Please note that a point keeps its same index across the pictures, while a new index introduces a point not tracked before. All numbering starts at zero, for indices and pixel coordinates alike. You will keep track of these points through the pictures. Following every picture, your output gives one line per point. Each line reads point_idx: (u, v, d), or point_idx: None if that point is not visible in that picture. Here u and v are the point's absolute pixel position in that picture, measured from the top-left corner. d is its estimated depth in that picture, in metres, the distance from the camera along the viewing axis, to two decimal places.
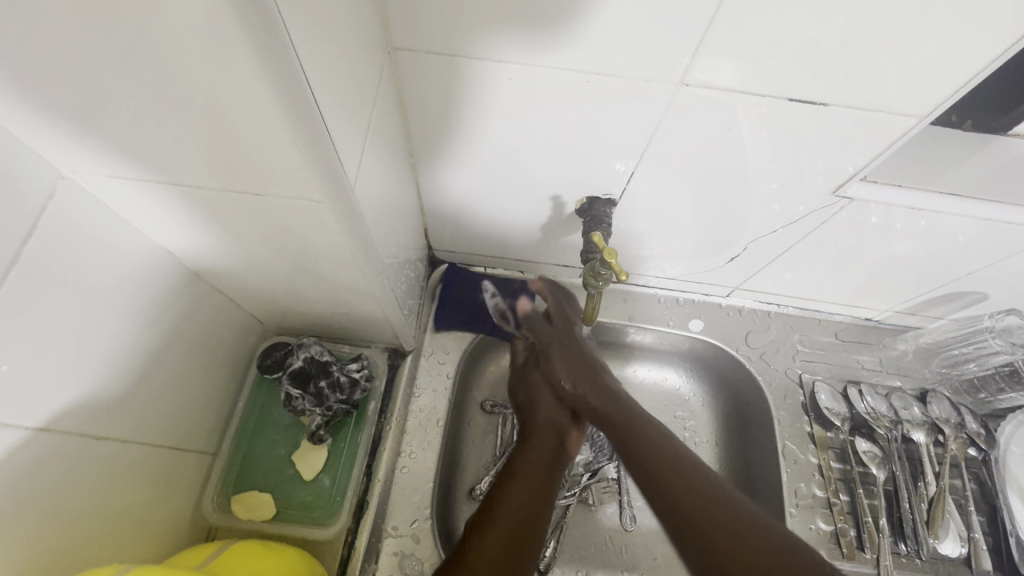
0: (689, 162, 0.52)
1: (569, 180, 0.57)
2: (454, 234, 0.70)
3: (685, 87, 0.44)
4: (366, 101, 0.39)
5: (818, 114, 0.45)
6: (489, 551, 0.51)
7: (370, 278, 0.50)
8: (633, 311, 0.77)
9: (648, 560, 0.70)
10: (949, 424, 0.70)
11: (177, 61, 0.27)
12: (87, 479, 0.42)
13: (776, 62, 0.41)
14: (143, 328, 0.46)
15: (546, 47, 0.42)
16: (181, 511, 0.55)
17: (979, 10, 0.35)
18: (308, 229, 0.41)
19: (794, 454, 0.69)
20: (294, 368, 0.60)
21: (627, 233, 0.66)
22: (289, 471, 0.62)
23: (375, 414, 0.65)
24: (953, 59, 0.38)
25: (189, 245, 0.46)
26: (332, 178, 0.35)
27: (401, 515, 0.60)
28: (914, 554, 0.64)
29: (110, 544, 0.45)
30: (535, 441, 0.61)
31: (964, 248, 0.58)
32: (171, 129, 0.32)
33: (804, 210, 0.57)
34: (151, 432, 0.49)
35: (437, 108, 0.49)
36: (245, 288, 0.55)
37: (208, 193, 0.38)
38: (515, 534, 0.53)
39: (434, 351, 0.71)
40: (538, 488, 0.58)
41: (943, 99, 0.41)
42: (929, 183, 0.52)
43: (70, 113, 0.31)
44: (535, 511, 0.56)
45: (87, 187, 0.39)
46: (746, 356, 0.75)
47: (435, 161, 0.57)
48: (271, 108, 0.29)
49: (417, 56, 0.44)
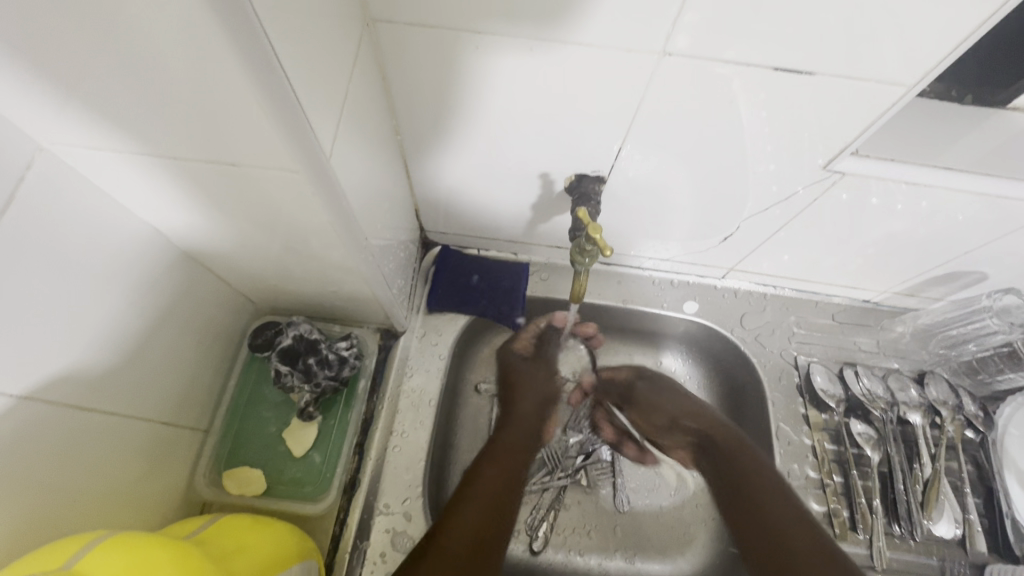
0: (678, 139, 0.52)
1: (557, 158, 0.57)
2: (445, 216, 0.70)
3: (668, 57, 0.43)
4: (344, 75, 0.39)
5: (806, 84, 0.44)
6: (467, 524, 0.55)
7: (356, 256, 0.50)
8: (627, 293, 0.77)
9: (641, 540, 0.70)
10: (946, 406, 0.70)
11: (139, 26, 0.27)
12: (74, 450, 0.43)
13: (759, 31, 0.40)
14: (131, 303, 0.47)
15: (524, 22, 0.41)
16: (174, 485, 0.56)
17: None
18: (289, 204, 0.41)
19: (787, 436, 0.69)
20: (284, 346, 0.61)
21: (619, 213, 0.66)
22: (281, 448, 0.63)
23: (365, 393, 0.66)
24: (935, 27, 0.38)
25: (174, 221, 0.47)
26: (306, 148, 0.35)
27: (392, 493, 0.61)
28: (907, 535, 0.63)
29: (98, 517, 0.46)
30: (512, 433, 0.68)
31: (962, 228, 0.57)
32: (143, 97, 0.32)
33: (799, 188, 0.56)
34: (141, 407, 0.50)
35: (421, 85, 0.49)
36: (236, 268, 0.55)
37: (187, 165, 0.38)
38: (485, 513, 0.57)
39: (427, 332, 0.71)
40: (509, 475, 0.62)
41: (932, 66, 0.41)
42: (925, 157, 0.51)
43: (43, 82, 0.31)
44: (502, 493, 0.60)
45: (68, 160, 0.39)
46: (740, 338, 0.74)
47: (422, 141, 0.57)
48: (238, 78, 0.29)
49: (398, 29, 0.43)
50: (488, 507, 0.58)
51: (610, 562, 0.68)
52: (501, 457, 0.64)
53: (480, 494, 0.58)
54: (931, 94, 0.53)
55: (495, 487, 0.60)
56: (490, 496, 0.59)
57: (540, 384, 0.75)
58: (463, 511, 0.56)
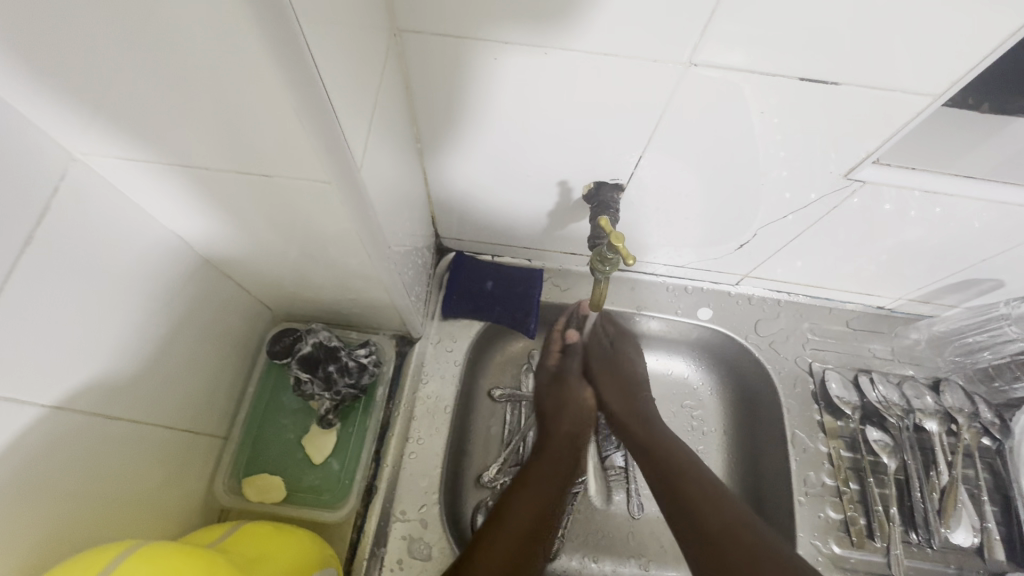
0: (696, 146, 0.52)
1: (576, 166, 0.57)
2: (460, 221, 0.70)
3: (694, 67, 0.43)
4: (372, 85, 0.39)
5: (829, 94, 0.44)
6: (497, 555, 0.53)
7: (377, 264, 0.50)
8: (641, 299, 0.77)
9: (655, 547, 0.70)
10: (962, 413, 0.70)
11: (182, 42, 0.27)
12: (101, 458, 0.43)
13: (782, 42, 0.40)
14: (154, 311, 0.47)
15: (548, 31, 0.41)
16: (194, 492, 0.57)
17: None
18: (316, 213, 0.41)
19: (803, 443, 0.69)
20: (303, 353, 0.60)
21: (635, 220, 0.66)
22: (299, 455, 0.63)
23: (383, 399, 0.66)
24: (963, 38, 0.38)
25: (198, 230, 0.47)
26: (339, 158, 0.35)
27: (409, 500, 0.61)
28: (924, 543, 0.64)
29: (122, 525, 0.46)
30: (550, 456, 0.63)
31: (978, 235, 0.57)
32: (179, 108, 0.32)
33: (815, 196, 0.56)
34: (163, 414, 0.50)
35: (442, 93, 0.49)
36: (256, 275, 0.55)
37: (217, 176, 0.39)
38: (517, 544, 0.55)
39: (442, 338, 0.72)
40: (544, 504, 0.59)
41: (958, 76, 0.41)
42: (942, 166, 0.51)
43: (81, 96, 0.32)
44: (535, 521, 0.57)
45: (99, 171, 0.39)
46: (755, 345, 0.74)
47: (441, 148, 0.57)
48: (278, 92, 0.29)
49: (423, 39, 0.44)
50: (518, 536, 0.55)
51: (624, 568, 0.68)
52: (540, 484, 0.60)
53: (514, 528, 0.55)
54: None
55: (529, 516, 0.57)
56: (523, 528, 0.56)
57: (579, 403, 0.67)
58: (493, 546, 0.53)
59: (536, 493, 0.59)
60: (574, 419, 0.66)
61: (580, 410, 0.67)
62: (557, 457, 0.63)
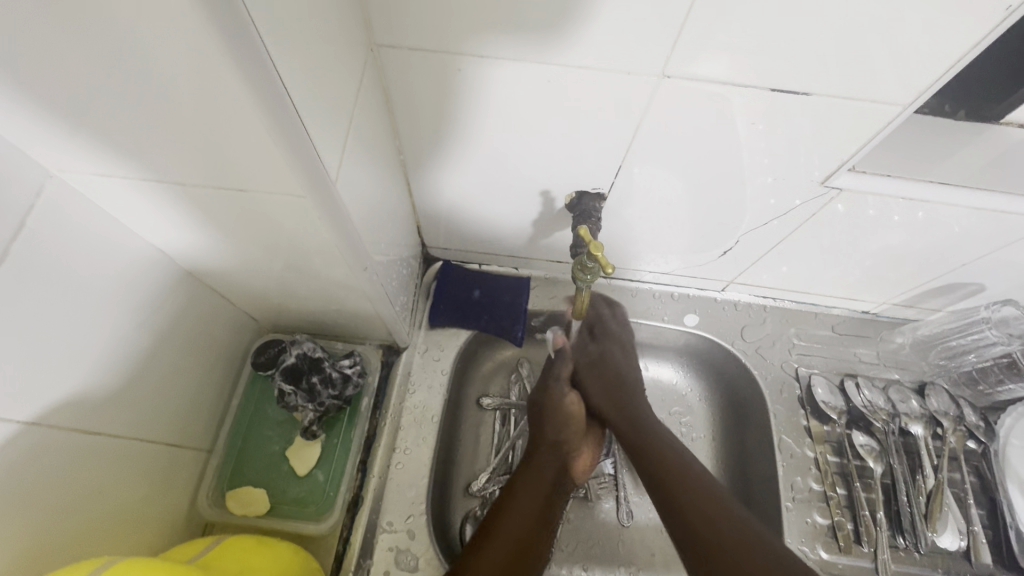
0: (678, 155, 0.52)
1: (559, 176, 0.57)
2: (446, 232, 0.71)
3: (667, 79, 0.44)
4: (348, 98, 0.40)
5: (804, 105, 0.45)
6: (499, 556, 0.55)
7: (359, 275, 0.50)
8: (628, 306, 0.77)
9: (645, 555, 0.69)
10: (947, 417, 0.70)
11: (152, 61, 0.27)
12: (80, 472, 0.43)
13: (756, 55, 0.41)
14: (135, 325, 0.47)
15: (526, 45, 0.42)
16: (177, 507, 0.56)
17: (948, 4, 0.35)
18: (295, 225, 0.42)
19: (790, 448, 0.69)
20: (287, 364, 0.61)
21: (620, 228, 0.66)
22: (284, 467, 0.63)
23: (368, 410, 0.66)
24: (930, 48, 0.39)
25: (179, 244, 0.47)
26: (313, 175, 0.36)
27: (395, 511, 0.61)
28: (912, 548, 0.64)
29: (103, 539, 0.46)
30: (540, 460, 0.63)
31: (958, 239, 0.57)
32: (151, 127, 0.32)
33: (797, 202, 0.56)
34: (145, 427, 0.50)
35: (423, 106, 0.50)
36: (238, 287, 0.56)
37: (193, 191, 0.39)
38: (509, 556, 0.55)
39: (428, 348, 0.72)
40: (536, 509, 0.60)
41: (926, 86, 0.41)
42: (919, 172, 0.52)
43: (57, 114, 0.32)
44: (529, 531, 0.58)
45: (76, 187, 0.39)
46: (741, 350, 0.75)
47: (424, 160, 0.57)
48: (247, 112, 0.30)
49: (401, 54, 0.44)
50: (519, 540, 0.57)
51: None
52: (528, 492, 0.61)
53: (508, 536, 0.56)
54: (926, 108, 0.53)
55: (522, 523, 0.58)
56: (519, 535, 0.57)
57: (570, 408, 0.67)
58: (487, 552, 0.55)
59: (530, 499, 0.60)
60: (562, 422, 0.66)
61: (569, 415, 0.67)
62: (544, 462, 0.63)
